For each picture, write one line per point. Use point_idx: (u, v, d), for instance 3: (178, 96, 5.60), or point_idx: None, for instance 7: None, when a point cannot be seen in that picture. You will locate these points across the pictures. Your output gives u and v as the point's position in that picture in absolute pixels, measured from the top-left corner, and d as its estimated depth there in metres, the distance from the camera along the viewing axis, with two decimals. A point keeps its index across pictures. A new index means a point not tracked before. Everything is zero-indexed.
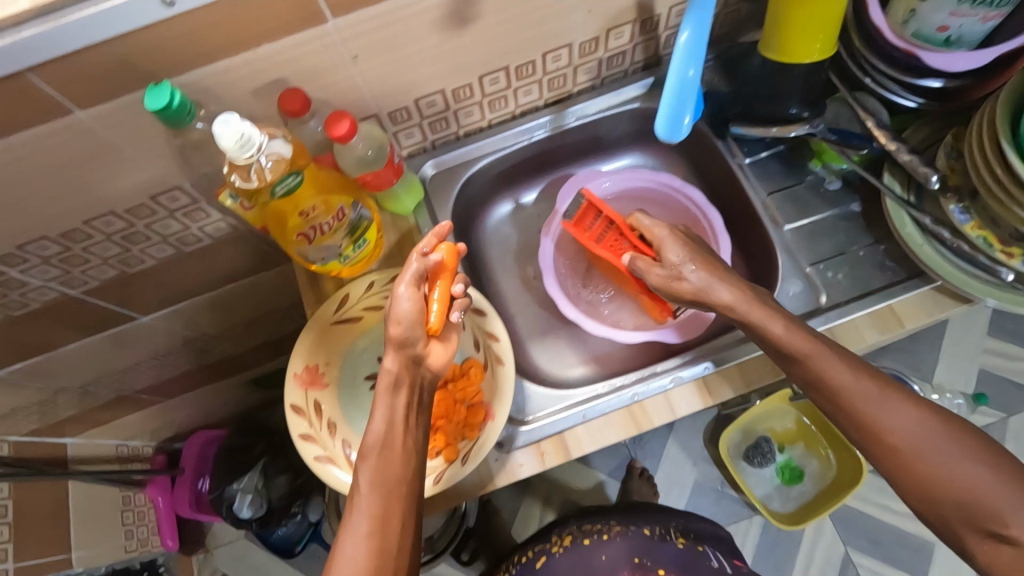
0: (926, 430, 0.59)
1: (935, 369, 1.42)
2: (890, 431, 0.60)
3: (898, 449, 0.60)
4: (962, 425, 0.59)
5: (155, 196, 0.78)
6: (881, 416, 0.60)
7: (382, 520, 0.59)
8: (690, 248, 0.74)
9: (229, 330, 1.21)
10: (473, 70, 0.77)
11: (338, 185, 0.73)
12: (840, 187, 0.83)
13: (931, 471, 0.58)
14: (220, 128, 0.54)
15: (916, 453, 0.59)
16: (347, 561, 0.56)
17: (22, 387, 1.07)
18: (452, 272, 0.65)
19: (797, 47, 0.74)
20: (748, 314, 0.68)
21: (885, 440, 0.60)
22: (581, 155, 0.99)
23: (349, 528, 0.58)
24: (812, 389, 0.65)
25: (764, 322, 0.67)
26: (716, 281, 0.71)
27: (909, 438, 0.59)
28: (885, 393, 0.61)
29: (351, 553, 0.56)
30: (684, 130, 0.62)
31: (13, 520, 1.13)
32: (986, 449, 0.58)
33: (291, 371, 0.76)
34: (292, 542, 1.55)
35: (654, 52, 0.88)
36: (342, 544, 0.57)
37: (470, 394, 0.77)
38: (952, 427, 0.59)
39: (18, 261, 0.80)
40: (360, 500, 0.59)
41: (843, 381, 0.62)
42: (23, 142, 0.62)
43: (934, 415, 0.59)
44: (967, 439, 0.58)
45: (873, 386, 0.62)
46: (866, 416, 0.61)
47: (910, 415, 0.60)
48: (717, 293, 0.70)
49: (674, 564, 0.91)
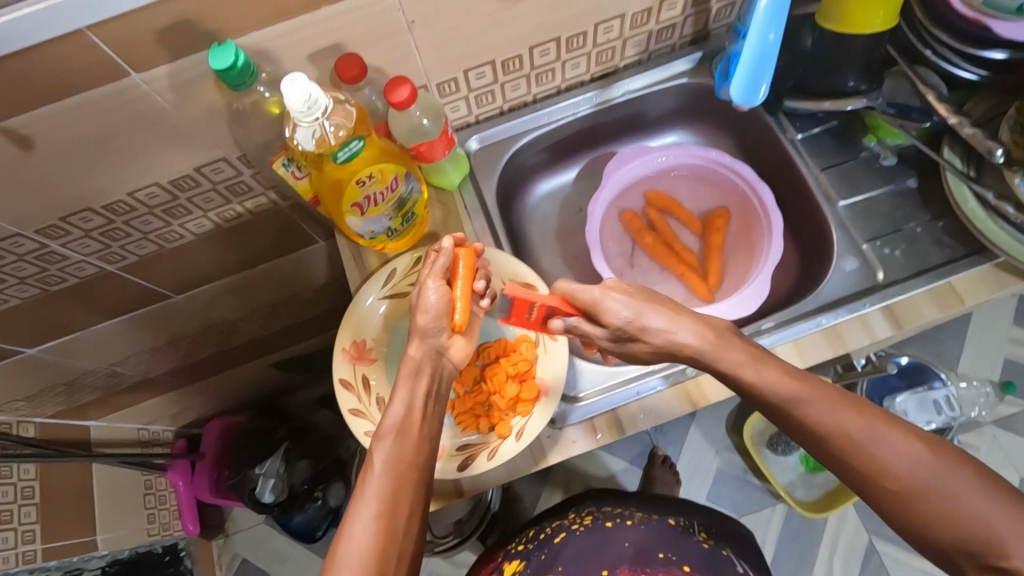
0: (917, 467, 0.50)
1: (959, 358, 1.40)
2: (882, 471, 0.51)
3: (892, 489, 0.51)
4: (965, 454, 0.50)
5: (199, 167, 0.75)
6: (868, 455, 0.52)
7: (392, 501, 0.57)
8: (633, 307, 0.62)
9: (255, 312, 1.15)
10: (525, 40, 0.75)
11: (394, 154, 0.71)
12: (895, 163, 0.82)
13: (931, 511, 0.50)
14: (289, 88, 0.55)
15: (915, 492, 0.50)
16: (355, 538, 0.54)
17: (44, 369, 1.02)
18: (473, 269, 0.67)
19: (858, 16, 0.72)
20: (718, 355, 0.60)
21: (882, 481, 0.52)
22: (623, 133, 0.98)
23: (359, 505, 0.57)
24: (790, 427, 0.57)
25: (735, 367, 0.59)
26: (675, 328, 0.61)
27: (903, 477, 0.50)
28: (871, 428, 0.52)
29: (359, 531, 0.55)
30: (760, 94, 0.72)
31: (40, 501, 1.11)
32: (991, 483, 0.49)
33: (339, 346, 0.76)
34: (313, 528, 1.48)
35: (704, 25, 0.86)
36: (351, 522, 0.56)
37: (523, 369, 0.75)
38: (947, 459, 0.50)
39: (59, 234, 0.77)
40: (373, 478, 0.58)
41: (821, 420, 0.54)
42: (74, 105, 0.60)
43: (930, 447, 0.50)
44: (967, 471, 0.49)
45: (858, 423, 0.53)
46: (853, 454, 0.53)
47: (898, 453, 0.51)
48: (684, 342, 0.61)
49: (701, 563, 0.76)
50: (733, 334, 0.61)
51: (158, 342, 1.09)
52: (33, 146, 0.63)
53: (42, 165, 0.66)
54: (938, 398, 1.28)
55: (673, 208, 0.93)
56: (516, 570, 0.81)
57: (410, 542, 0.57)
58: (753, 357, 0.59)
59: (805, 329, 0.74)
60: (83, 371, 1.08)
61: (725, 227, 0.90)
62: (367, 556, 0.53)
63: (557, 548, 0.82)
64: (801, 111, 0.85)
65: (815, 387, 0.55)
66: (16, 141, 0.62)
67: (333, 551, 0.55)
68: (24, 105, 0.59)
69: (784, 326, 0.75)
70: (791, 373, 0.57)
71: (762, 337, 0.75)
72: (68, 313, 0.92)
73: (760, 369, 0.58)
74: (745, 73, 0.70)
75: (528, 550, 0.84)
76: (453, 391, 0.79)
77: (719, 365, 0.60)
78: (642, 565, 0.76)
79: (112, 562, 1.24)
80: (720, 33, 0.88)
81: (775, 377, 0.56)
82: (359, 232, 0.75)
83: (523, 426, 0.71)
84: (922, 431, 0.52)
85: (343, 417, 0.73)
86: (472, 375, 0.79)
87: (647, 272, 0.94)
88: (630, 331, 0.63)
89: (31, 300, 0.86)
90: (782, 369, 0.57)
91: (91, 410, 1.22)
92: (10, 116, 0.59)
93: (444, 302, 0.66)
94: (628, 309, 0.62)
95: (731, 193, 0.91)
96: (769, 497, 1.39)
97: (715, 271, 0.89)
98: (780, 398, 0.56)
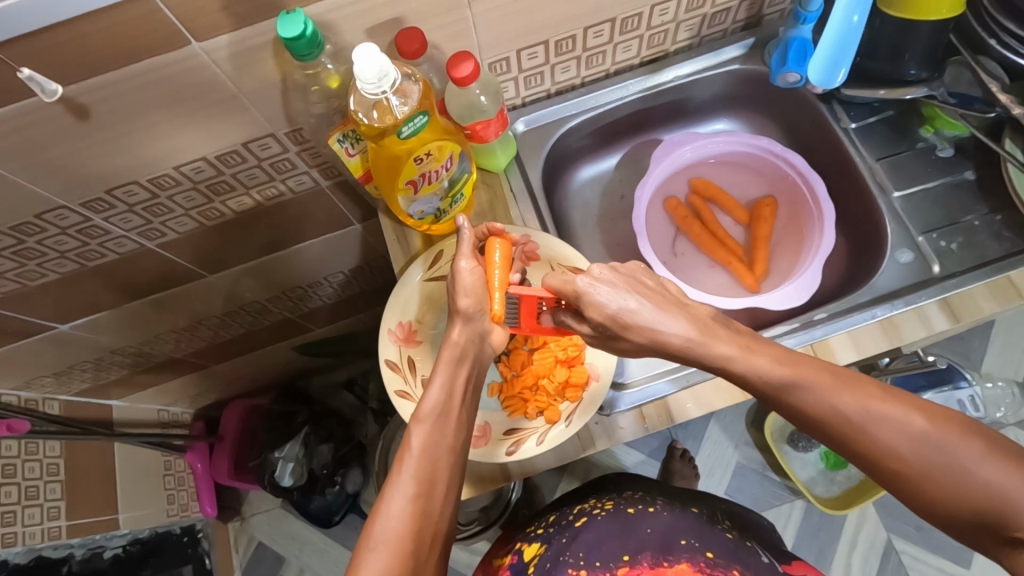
0: (922, 446, 0.49)
1: (984, 359, 1.38)
2: (891, 453, 0.50)
3: (899, 468, 0.50)
4: (968, 425, 0.49)
5: (247, 143, 0.74)
6: (871, 438, 0.50)
7: (429, 484, 0.55)
8: (619, 292, 0.58)
9: (284, 294, 1.13)
10: (581, 19, 0.74)
11: (451, 130, 0.70)
12: (952, 154, 0.82)
13: (940, 486, 0.49)
14: (360, 56, 0.54)
15: (923, 470, 0.49)
16: (390, 518, 0.52)
17: (73, 346, 1.00)
18: (508, 260, 0.68)
19: (924, 3, 0.71)
20: (713, 350, 0.55)
21: (889, 462, 0.50)
22: (667, 119, 0.96)
23: (395, 484, 0.54)
24: (790, 414, 0.54)
25: (725, 359, 0.55)
26: (662, 320, 0.57)
27: (909, 456, 0.49)
28: (870, 410, 0.50)
29: (395, 511, 0.52)
30: (839, 76, 0.78)
31: (65, 478, 1.10)
32: (999, 452, 0.48)
33: (386, 327, 0.75)
34: (330, 512, 1.45)
35: (757, 11, 0.84)
36: (387, 501, 0.53)
37: (570, 354, 0.74)
38: (951, 435, 0.48)
39: (103, 208, 0.76)
40: (411, 459, 0.55)
41: (821, 405, 0.52)
42: (133, 74, 0.60)
43: (933, 423, 0.49)
44: (973, 444, 0.48)
45: (855, 405, 0.51)
46: (856, 438, 0.51)
47: (898, 433, 0.50)
48: (675, 335, 0.57)
49: (726, 552, 0.72)
50: (720, 326, 0.57)
51: (186, 321, 1.08)
52: (88, 115, 0.63)
53: (94, 135, 0.65)
54: (963, 398, 1.28)
55: (719, 196, 0.92)
56: (537, 553, 0.77)
57: (441, 528, 0.55)
58: (742, 349, 0.55)
59: (858, 320, 0.73)
60: (111, 349, 1.06)
61: (772, 217, 0.89)
62: (403, 537, 0.51)
63: (577, 531, 0.78)
64: (857, 100, 0.84)
65: (806, 370, 0.52)
66: (73, 109, 0.61)
67: (366, 530, 0.52)
68: (85, 71, 0.58)
69: (838, 316, 0.74)
70: (784, 360, 0.53)
71: (814, 327, 0.74)
72: (104, 288, 0.91)
73: (751, 357, 0.54)
74: (826, 56, 0.76)
75: (548, 534, 0.80)
76: (501, 373, 0.78)
77: (714, 359, 0.55)
78: (664, 552, 0.71)
79: (133, 541, 1.23)
80: (772, 19, 0.87)
81: (768, 366, 0.53)
82: (408, 213, 0.74)
83: (573, 411, 0.70)
84: (925, 406, 0.50)
85: (390, 399, 0.72)
86: (521, 359, 0.77)
87: (689, 258, 0.93)
88: (618, 323, 0.58)
89: (69, 275, 0.85)
90: (771, 357, 0.54)
91: (114, 390, 1.21)
92: (71, 83, 0.58)
93: (480, 287, 0.65)
94: (614, 299, 0.58)
95: (780, 182, 0.90)
96: (789, 492, 1.39)
97: (761, 260, 0.88)
98: (775, 386, 0.53)
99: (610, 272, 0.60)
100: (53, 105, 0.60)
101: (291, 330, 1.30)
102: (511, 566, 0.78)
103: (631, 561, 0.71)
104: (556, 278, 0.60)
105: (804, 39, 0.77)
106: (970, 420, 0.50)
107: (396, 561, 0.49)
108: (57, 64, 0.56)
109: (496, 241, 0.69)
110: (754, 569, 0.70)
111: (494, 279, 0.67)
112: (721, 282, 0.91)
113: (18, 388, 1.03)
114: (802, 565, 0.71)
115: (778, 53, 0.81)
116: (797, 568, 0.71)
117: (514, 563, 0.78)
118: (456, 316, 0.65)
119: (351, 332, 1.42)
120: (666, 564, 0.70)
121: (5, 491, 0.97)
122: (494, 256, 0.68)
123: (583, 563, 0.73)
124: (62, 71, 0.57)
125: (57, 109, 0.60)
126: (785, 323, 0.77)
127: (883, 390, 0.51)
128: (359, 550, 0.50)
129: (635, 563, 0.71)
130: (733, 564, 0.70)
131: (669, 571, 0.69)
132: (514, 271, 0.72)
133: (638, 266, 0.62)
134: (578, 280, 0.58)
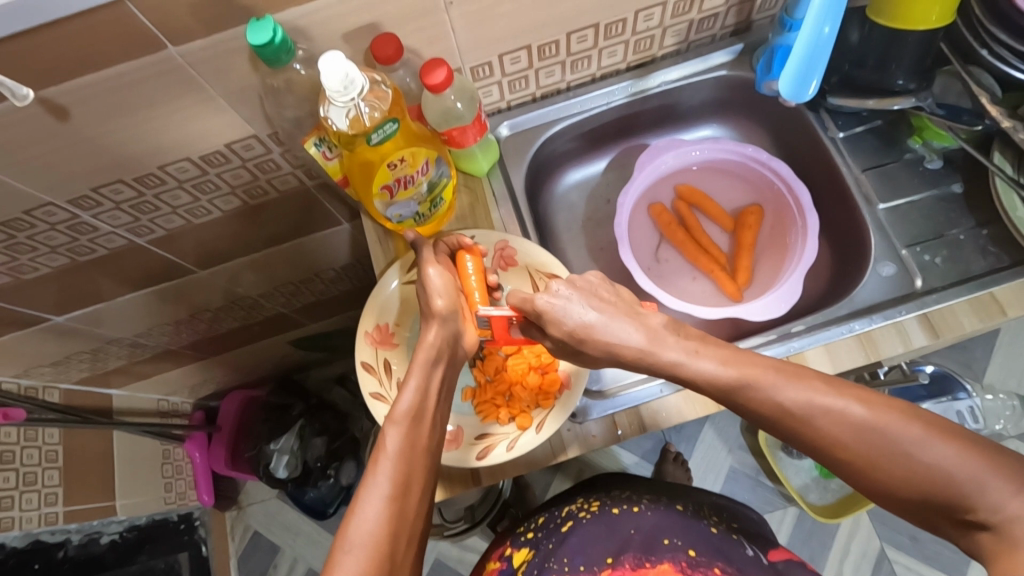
0: (865, 434, 0.49)
1: (987, 369, 1.33)
2: (838, 444, 0.50)
3: (846, 457, 0.50)
4: (910, 410, 0.49)
5: (230, 144, 0.75)
6: (815, 429, 0.50)
7: (404, 485, 0.55)
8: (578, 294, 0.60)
9: (278, 290, 1.14)
10: (563, 25, 0.74)
11: (425, 136, 0.71)
12: (940, 166, 0.81)
13: (888, 474, 0.48)
14: (327, 66, 0.57)
15: (870, 459, 0.49)
16: (366, 520, 0.52)
17: (71, 337, 1.02)
18: (482, 270, 0.70)
19: (913, 11, 0.70)
20: (661, 357, 0.57)
21: (835, 452, 0.50)
22: (657, 123, 0.96)
23: (371, 485, 0.54)
24: (744, 414, 0.55)
25: (674, 365, 0.56)
26: (620, 333, 0.58)
27: (853, 445, 0.49)
28: (812, 401, 0.51)
29: (372, 511, 0.52)
30: (810, 89, 0.74)
31: (63, 465, 1.12)
32: (942, 433, 0.47)
33: (362, 329, 0.76)
34: (324, 504, 1.46)
35: (747, 16, 0.83)
36: (363, 501, 0.53)
37: (544, 362, 0.75)
38: (891, 420, 0.48)
39: (90, 205, 0.77)
40: (388, 461, 0.55)
41: (767, 401, 0.52)
42: (110, 77, 0.60)
43: (871, 409, 0.49)
44: (913, 427, 0.48)
45: (798, 398, 0.51)
46: (801, 430, 0.51)
47: (839, 423, 0.50)
48: (628, 343, 0.58)
49: (709, 548, 0.71)
50: (671, 333, 0.58)
51: (180, 314, 1.10)
52: (68, 116, 0.64)
53: (78, 134, 0.66)
54: (962, 409, 1.25)
55: (705, 203, 0.92)
56: (525, 559, 0.77)
57: (417, 528, 0.56)
58: (689, 353, 0.56)
59: (837, 333, 0.72)
60: (108, 341, 1.08)
61: (756, 225, 0.89)
62: (379, 539, 0.51)
63: (563, 536, 0.77)
64: (844, 109, 0.83)
65: (751, 369, 0.53)
66: (52, 110, 0.62)
67: (342, 532, 0.52)
68: (60, 75, 0.59)
69: (816, 328, 0.73)
70: (730, 361, 0.54)
71: (790, 340, 0.73)
72: (98, 281, 0.92)
73: (700, 361, 0.55)
74: (796, 69, 0.72)
75: (537, 539, 0.80)
76: (475, 378, 0.78)
77: (663, 365, 0.57)
78: (646, 553, 0.70)
79: (129, 528, 1.24)
80: (763, 24, 0.86)
81: (716, 368, 0.54)
82: (386, 216, 0.75)
83: (543, 418, 0.71)
84: (865, 394, 0.50)
85: (364, 400, 0.73)
86: (495, 364, 0.78)
87: (671, 265, 0.93)
88: (576, 337, 0.60)
89: (60, 269, 0.86)
90: (718, 358, 0.55)
91: (113, 379, 1.23)
92: (44, 86, 0.59)
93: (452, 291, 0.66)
94: (573, 312, 0.59)
95: (765, 189, 0.90)
96: (781, 498, 1.37)
97: (744, 269, 0.88)
98: (738, 392, 0.53)
99: (570, 287, 0.61)
100: (30, 107, 0.61)
101: (285, 325, 1.32)
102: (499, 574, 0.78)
103: (614, 564, 0.70)
104: (519, 295, 0.62)
105: (788, 46, 0.77)
106: (912, 406, 0.50)
107: (371, 563, 0.50)
108: (31, 68, 0.57)
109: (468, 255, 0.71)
110: (738, 565, 0.68)
111: (473, 288, 0.69)
112: (703, 292, 0.90)
113: (18, 376, 1.05)
114: (782, 551, 0.72)
115: (764, 59, 0.82)
116: (778, 555, 0.71)
117: (503, 569, 0.78)
118: (433, 318, 0.64)
119: (344, 327, 1.42)
120: (648, 565, 0.69)
121: (4, 476, 0.99)
122: (466, 267, 0.71)
123: (567, 567, 0.72)
124: (40, 74, 0.58)
125: (35, 110, 0.61)
126: (763, 335, 0.76)
127: (819, 382, 0.51)
128: (335, 553, 0.50)
129: (618, 565, 0.70)
130: (716, 561, 0.69)
131: (651, 572, 0.68)
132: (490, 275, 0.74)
133: (597, 274, 0.63)
134: (538, 297, 0.60)
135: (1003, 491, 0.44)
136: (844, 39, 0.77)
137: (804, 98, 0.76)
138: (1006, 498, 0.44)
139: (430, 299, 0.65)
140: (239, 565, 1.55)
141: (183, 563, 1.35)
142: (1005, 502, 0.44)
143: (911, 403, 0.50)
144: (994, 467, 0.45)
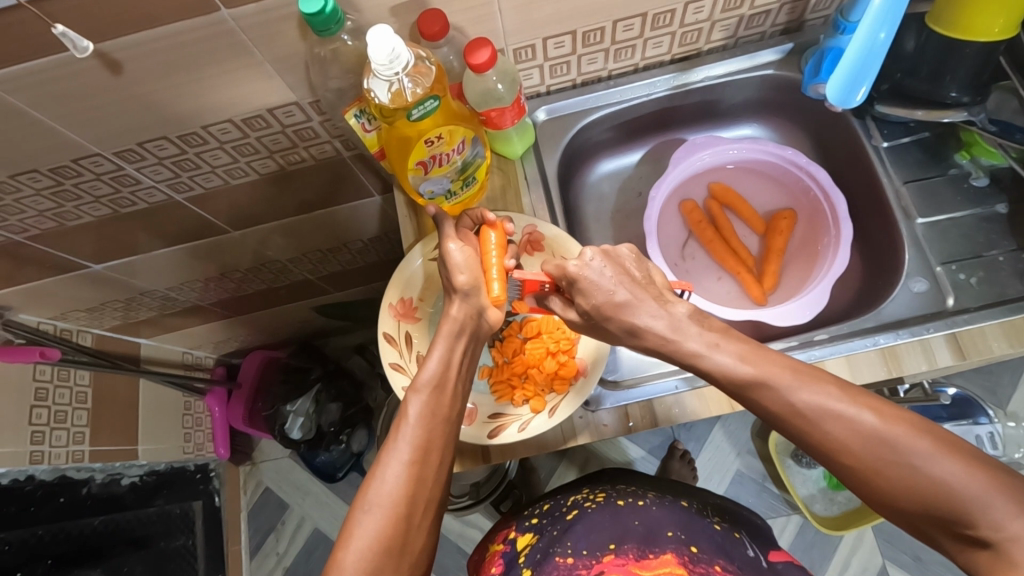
0: (873, 444, 0.49)
1: (1012, 397, 1.29)
2: (841, 450, 0.50)
3: (848, 463, 0.50)
4: (922, 424, 0.48)
5: (272, 109, 0.76)
6: (822, 433, 0.51)
7: (425, 452, 0.56)
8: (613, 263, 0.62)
9: (306, 256, 1.17)
10: (611, 12, 0.73)
11: (464, 116, 0.72)
12: (986, 184, 0.80)
13: (887, 482, 0.48)
14: (374, 41, 0.58)
15: (872, 467, 0.49)
16: (385, 482, 0.54)
17: (107, 284, 1.06)
18: (501, 242, 0.70)
19: (975, 22, 0.68)
20: (682, 346, 0.58)
21: (840, 456, 0.50)
22: (697, 120, 0.95)
23: (393, 449, 0.56)
24: (757, 410, 0.55)
25: (693, 355, 0.58)
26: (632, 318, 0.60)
27: (856, 451, 0.49)
28: (825, 405, 0.51)
29: (391, 475, 0.54)
30: (856, 96, 0.73)
31: (93, 407, 1.17)
32: (951, 449, 0.47)
33: (386, 302, 0.77)
34: (333, 468, 1.49)
35: (799, 15, 0.81)
36: (382, 467, 0.55)
37: (562, 346, 0.76)
38: (900, 432, 0.48)
39: (135, 158, 0.79)
40: (409, 428, 0.57)
41: (779, 401, 0.52)
42: (164, 36, 0.62)
43: (880, 418, 0.49)
44: (922, 441, 0.47)
45: (812, 401, 0.51)
46: (808, 429, 0.51)
47: (846, 429, 0.50)
48: (651, 327, 0.60)
49: (712, 546, 0.72)
50: (693, 324, 0.59)
51: (210, 272, 1.13)
52: (121, 71, 0.66)
53: (127, 89, 0.68)
54: (981, 434, 1.22)
55: (737, 204, 0.91)
56: (528, 544, 0.78)
57: (437, 493, 0.57)
58: (709, 345, 0.57)
59: (860, 345, 0.71)
60: (141, 291, 1.12)
61: (788, 231, 0.88)
62: (397, 502, 0.53)
63: (569, 524, 0.78)
64: (891, 118, 0.82)
65: (768, 368, 0.53)
66: (107, 64, 0.64)
67: (362, 492, 0.54)
68: (117, 31, 0.60)
69: (841, 336, 0.73)
70: (748, 358, 0.55)
71: (807, 349, 0.72)
72: (136, 233, 0.95)
73: (716, 354, 0.56)
74: (846, 75, 0.71)
75: (542, 525, 0.81)
76: (492, 358, 0.80)
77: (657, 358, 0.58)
78: (647, 546, 0.71)
79: (149, 472, 1.28)
80: (816, 25, 0.84)
81: (732, 363, 0.55)
82: (419, 192, 0.76)
83: (556, 404, 0.72)
84: (881, 405, 0.50)
85: (384, 370, 0.74)
86: (513, 346, 0.79)
87: (698, 264, 0.93)
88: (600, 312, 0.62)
89: (102, 219, 0.89)
90: (735, 354, 0.55)
91: (144, 329, 1.27)
92: (101, 41, 0.61)
93: (474, 266, 0.66)
94: (603, 285, 0.61)
95: (802, 195, 0.88)
96: (785, 506, 1.37)
97: (772, 274, 0.88)
98: (763, 401, 0.53)
99: (601, 256, 0.62)
100: (88, 60, 0.63)
101: (310, 291, 1.34)
102: (502, 554, 0.79)
103: (616, 551, 0.71)
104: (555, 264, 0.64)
105: (840, 49, 0.76)
106: (925, 419, 0.49)
107: (388, 524, 0.52)
108: (90, 23, 0.59)
109: (489, 231, 0.71)
110: (738, 565, 0.70)
111: (490, 267, 0.67)
112: (730, 294, 0.90)
113: (55, 318, 1.10)
114: (783, 553, 0.73)
115: (813, 62, 0.80)
116: (778, 557, 0.72)
117: (505, 552, 0.79)
118: (455, 293, 0.65)
119: (367, 298, 1.45)
120: (650, 557, 0.70)
121: (35, 413, 1.04)
122: (489, 241, 0.70)
123: (570, 551, 0.73)
124: (97, 30, 0.60)
125: (92, 63, 0.63)
126: (784, 342, 0.76)
127: (843, 388, 0.51)
128: (354, 511, 0.53)
129: (620, 553, 0.71)
130: (717, 559, 0.69)
131: (653, 562, 0.69)
132: (509, 256, 0.72)
133: (629, 247, 0.63)
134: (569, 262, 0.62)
135: (1006, 511, 0.44)
136: (900, 45, 0.75)
137: (849, 106, 0.75)
138: (1008, 517, 0.44)
139: (452, 275, 0.66)
140: (249, 518, 1.60)
141: (197, 512, 1.40)
142: (1006, 521, 0.44)
143: (924, 418, 0.49)
144: (994, 486, 0.45)
